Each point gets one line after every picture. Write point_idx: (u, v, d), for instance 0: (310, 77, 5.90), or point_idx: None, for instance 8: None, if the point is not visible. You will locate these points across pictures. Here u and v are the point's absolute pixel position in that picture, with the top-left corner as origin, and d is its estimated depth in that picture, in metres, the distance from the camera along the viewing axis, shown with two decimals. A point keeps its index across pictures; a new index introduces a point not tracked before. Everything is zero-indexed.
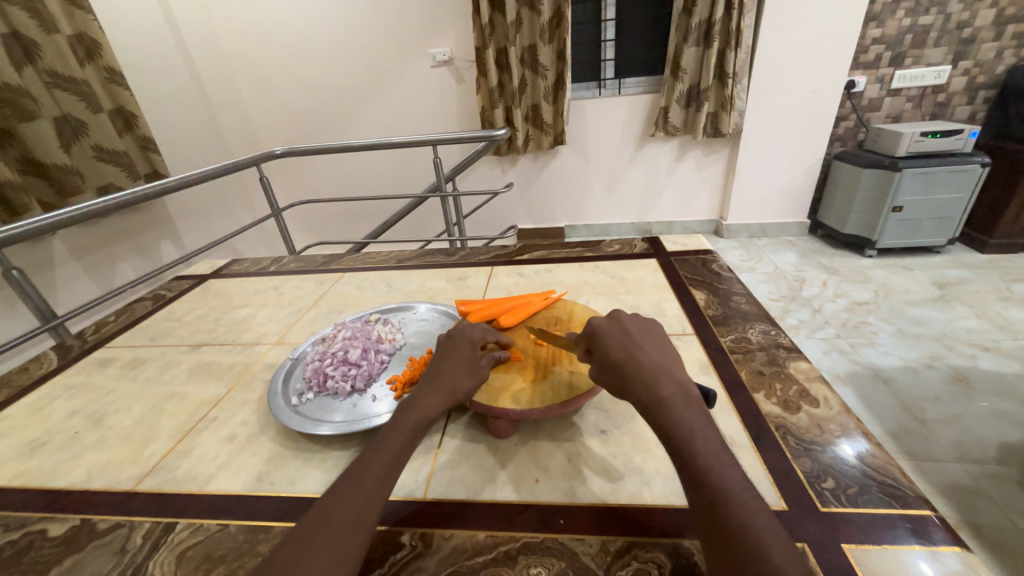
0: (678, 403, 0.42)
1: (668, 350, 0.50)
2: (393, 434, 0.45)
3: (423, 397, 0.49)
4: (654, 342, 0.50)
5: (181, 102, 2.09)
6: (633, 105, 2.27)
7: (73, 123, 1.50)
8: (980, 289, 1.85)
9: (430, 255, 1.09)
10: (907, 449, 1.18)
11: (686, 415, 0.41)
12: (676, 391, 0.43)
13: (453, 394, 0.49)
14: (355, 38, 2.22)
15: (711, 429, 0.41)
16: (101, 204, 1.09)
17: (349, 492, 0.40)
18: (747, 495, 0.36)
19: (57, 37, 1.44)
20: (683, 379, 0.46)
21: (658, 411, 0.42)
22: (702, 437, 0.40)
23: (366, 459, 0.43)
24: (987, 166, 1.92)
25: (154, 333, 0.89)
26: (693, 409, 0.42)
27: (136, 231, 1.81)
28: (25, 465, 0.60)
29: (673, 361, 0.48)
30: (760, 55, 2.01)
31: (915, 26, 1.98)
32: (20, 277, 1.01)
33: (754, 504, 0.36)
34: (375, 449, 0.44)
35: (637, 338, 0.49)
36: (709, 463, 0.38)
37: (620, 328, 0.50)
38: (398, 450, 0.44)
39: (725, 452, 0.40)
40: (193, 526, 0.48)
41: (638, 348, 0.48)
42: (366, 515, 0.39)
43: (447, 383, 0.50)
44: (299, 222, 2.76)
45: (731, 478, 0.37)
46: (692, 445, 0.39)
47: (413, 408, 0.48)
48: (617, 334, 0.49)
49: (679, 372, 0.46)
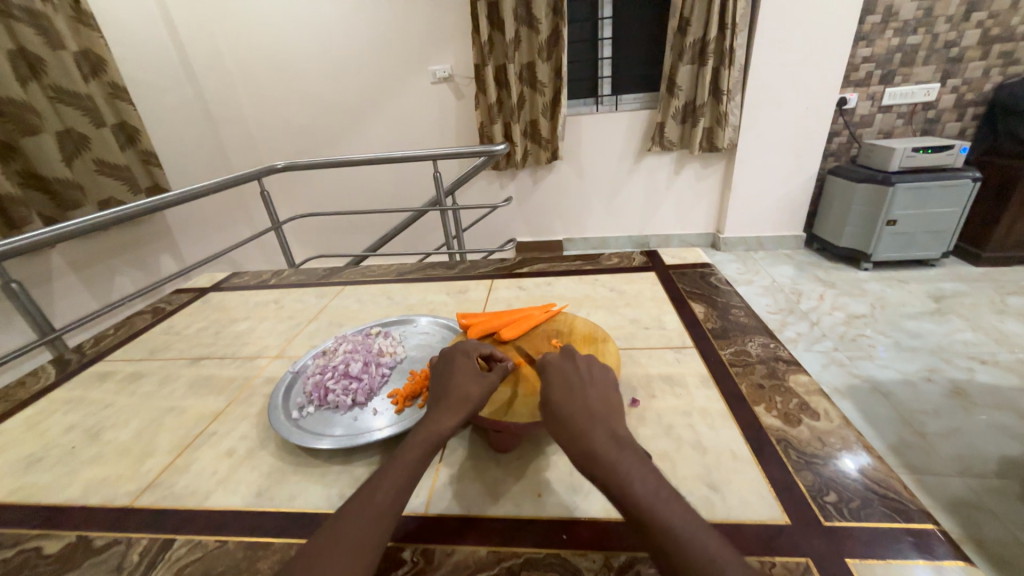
0: (611, 446, 0.41)
1: (611, 390, 0.50)
2: (408, 450, 0.45)
3: (437, 414, 0.49)
4: (595, 381, 0.50)
5: (183, 117, 2.11)
6: (630, 121, 2.32)
7: (75, 138, 1.52)
8: (976, 302, 1.86)
9: (430, 268, 1.10)
10: (909, 462, 1.17)
11: (618, 456, 0.40)
12: (608, 436, 0.42)
13: (466, 406, 0.50)
14: (356, 55, 2.27)
15: (648, 467, 0.40)
16: (102, 218, 1.09)
17: (360, 508, 0.40)
18: (697, 528, 0.35)
19: (63, 53, 1.46)
20: (616, 422, 0.45)
21: (591, 460, 0.40)
22: (639, 476, 0.38)
23: (377, 477, 0.43)
24: (978, 181, 1.95)
25: (153, 347, 0.89)
26: (628, 448, 0.41)
27: (136, 244, 1.82)
28: (21, 481, 0.59)
29: (613, 405, 0.48)
30: (752, 72, 2.06)
31: (903, 46, 2.04)
32: (19, 290, 1.01)
33: (710, 541, 0.34)
34: (387, 468, 0.44)
35: (580, 379, 0.50)
36: (651, 505, 0.36)
37: (562, 371, 0.51)
38: (413, 467, 0.44)
39: (666, 488, 0.38)
40: (191, 542, 0.47)
41: (577, 391, 0.48)
42: (376, 535, 0.39)
43: (458, 397, 0.51)
44: (299, 235, 2.77)
45: (673, 511, 0.36)
46: (628, 487, 0.37)
47: (425, 426, 0.48)
48: (559, 376, 0.50)
49: (613, 413, 0.46)
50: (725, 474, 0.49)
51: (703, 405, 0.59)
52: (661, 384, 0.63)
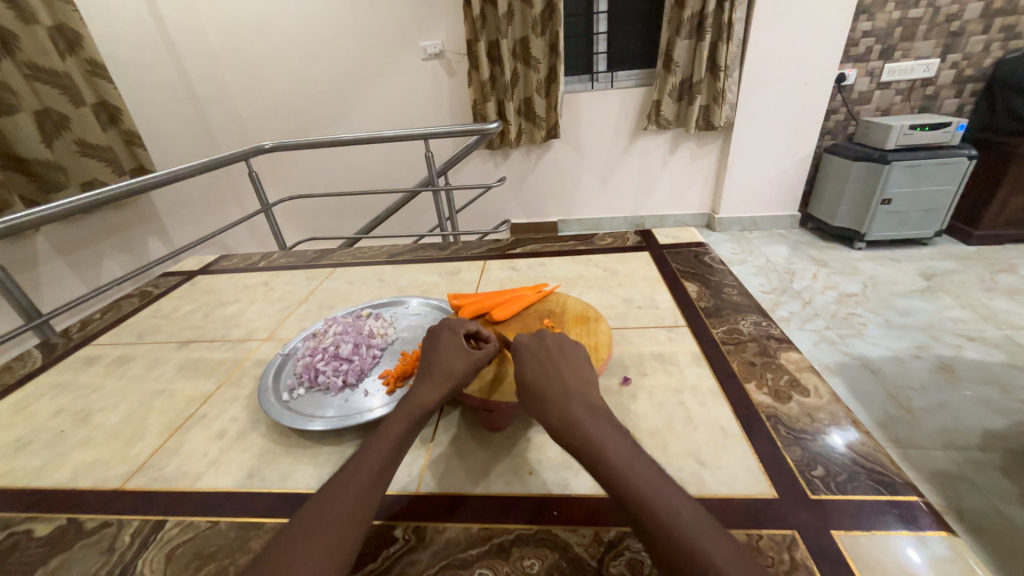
0: (585, 423, 0.40)
1: (585, 362, 0.49)
2: (390, 427, 0.45)
3: (419, 390, 0.49)
4: (570, 358, 0.49)
5: (167, 96, 2.05)
6: (626, 98, 2.27)
7: (55, 117, 1.46)
8: (966, 281, 1.88)
9: (422, 248, 1.08)
10: (894, 436, 1.20)
11: (593, 432, 0.39)
12: (584, 412, 0.42)
13: (449, 383, 0.49)
14: (344, 30, 2.19)
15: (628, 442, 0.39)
16: (86, 200, 1.06)
17: (343, 485, 0.40)
18: (681, 503, 0.34)
19: (37, 27, 1.40)
20: (592, 394, 0.45)
21: (566, 435, 0.41)
22: (616, 451, 0.38)
23: (360, 454, 0.43)
24: (974, 159, 1.94)
25: (141, 331, 0.87)
26: (603, 424, 0.41)
27: (122, 227, 1.78)
28: (9, 465, 0.59)
29: (590, 381, 0.47)
30: (751, 48, 2.02)
31: (905, 19, 1.99)
32: (2, 275, 0.99)
33: (689, 509, 0.34)
34: (372, 443, 0.44)
35: (554, 357, 0.49)
36: (629, 472, 0.36)
37: (535, 350, 0.50)
38: (396, 443, 0.44)
39: (647, 462, 0.38)
40: (183, 523, 0.47)
41: (550, 368, 0.47)
42: (360, 507, 0.39)
43: (442, 371, 0.50)
44: (290, 217, 2.73)
45: (655, 484, 0.35)
46: (604, 457, 0.38)
47: (409, 400, 0.48)
48: (531, 354, 0.49)
49: (588, 389, 0.45)
50: (714, 450, 0.49)
51: (694, 382, 0.59)
52: (653, 363, 0.63)
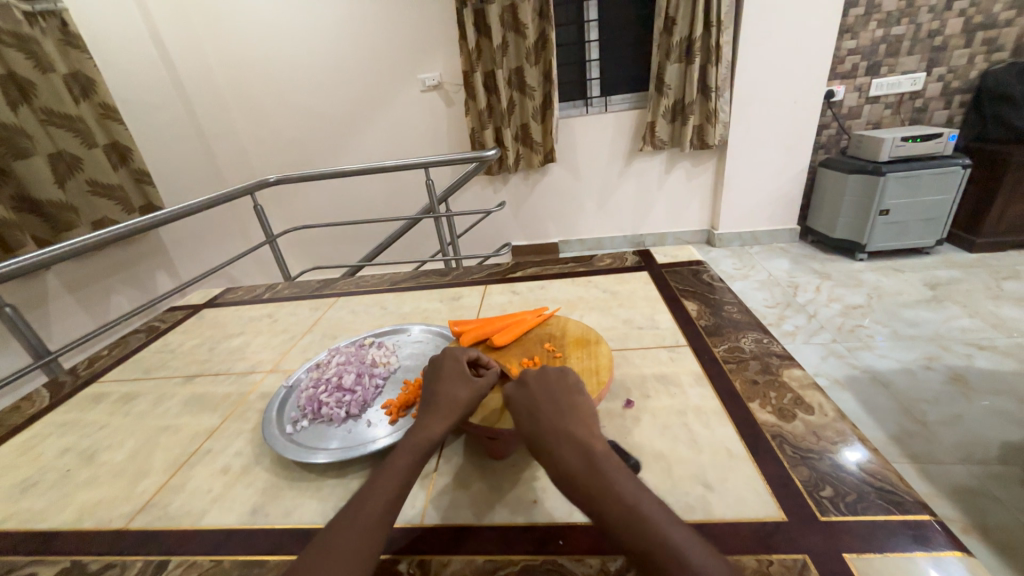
0: (583, 469, 0.40)
1: (582, 398, 0.48)
2: (396, 460, 0.45)
3: (424, 421, 0.49)
4: (563, 395, 0.48)
5: (176, 135, 2.12)
6: (620, 121, 2.33)
7: (68, 159, 1.52)
8: (972, 289, 1.87)
9: (424, 275, 1.10)
10: (911, 451, 1.17)
11: (596, 479, 0.39)
12: (581, 457, 0.41)
13: (454, 415, 0.50)
14: (346, 67, 2.28)
15: (633, 483, 0.39)
16: (96, 238, 1.09)
17: (350, 521, 0.40)
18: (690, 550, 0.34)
19: (52, 75, 1.47)
20: (590, 433, 0.44)
21: (570, 485, 0.40)
22: (619, 496, 0.37)
23: (366, 489, 0.43)
24: (968, 168, 1.96)
25: (148, 366, 0.88)
26: (605, 467, 0.40)
27: (130, 263, 1.82)
28: (14, 507, 0.58)
29: (588, 417, 0.46)
30: (740, 69, 2.08)
31: (888, 37, 2.06)
32: (13, 314, 1.01)
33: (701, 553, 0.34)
34: (379, 476, 0.44)
35: (543, 399, 0.48)
36: (634, 527, 0.35)
37: (523, 396, 0.49)
38: (402, 475, 0.44)
39: (654, 503, 0.37)
40: (186, 563, 0.47)
41: (542, 413, 0.46)
42: (367, 541, 0.39)
43: (447, 402, 0.51)
44: (295, 247, 2.78)
45: (663, 529, 0.35)
46: (606, 507, 0.37)
47: (415, 433, 0.48)
48: (521, 405, 0.48)
49: (588, 426, 0.45)
50: (720, 472, 0.49)
51: (698, 403, 0.59)
52: (656, 384, 0.63)
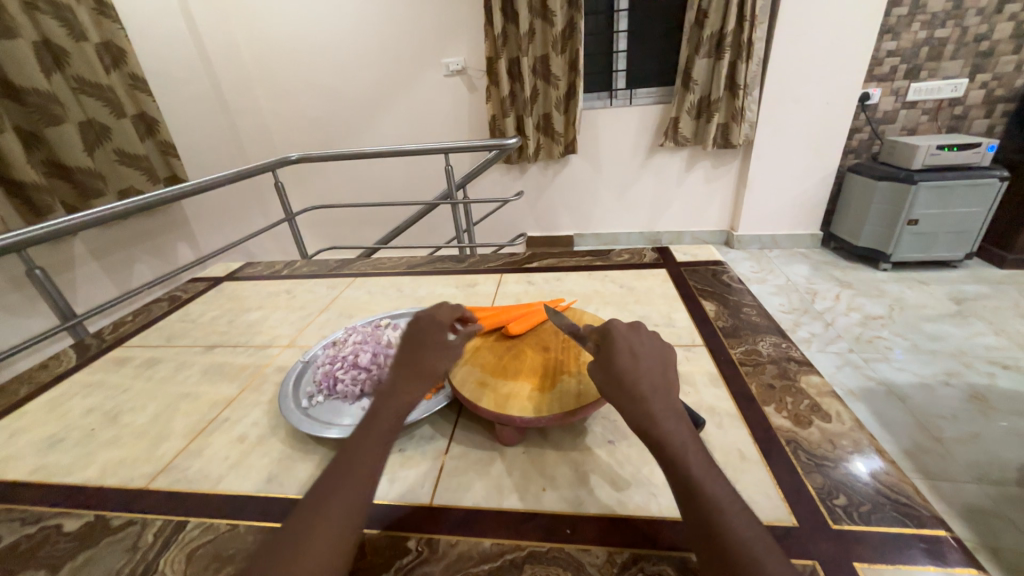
0: (668, 419, 0.42)
1: (671, 366, 0.48)
2: (371, 436, 0.45)
3: (401, 387, 0.48)
4: (656, 353, 0.48)
5: (201, 108, 2.14)
6: (643, 116, 2.28)
7: (97, 128, 1.55)
8: (1000, 306, 1.81)
9: (441, 261, 1.10)
10: (923, 467, 1.15)
11: (675, 432, 0.41)
12: (667, 407, 0.43)
13: (434, 378, 0.50)
14: (370, 47, 2.27)
15: (700, 446, 0.41)
16: (121, 207, 1.11)
17: (329, 497, 0.40)
18: (742, 517, 0.36)
19: (86, 44, 1.49)
20: (675, 396, 0.45)
21: (650, 425, 0.42)
22: (692, 452, 0.40)
23: (343, 465, 0.43)
24: (1006, 180, 1.89)
25: (169, 334, 0.91)
26: (684, 426, 0.42)
27: (153, 233, 1.85)
28: (43, 460, 0.61)
29: (674, 379, 0.46)
30: (772, 67, 2.02)
31: (931, 39, 1.97)
32: (42, 277, 1.03)
33: (750, 521, 0.36)
34: (356, 450, 0.44)
35: (646, 350, 0.47)
36: (699, 478, 0.38)
37: (631, 339, 0.48)
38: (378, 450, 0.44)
39: (716, 467, 0.40)
40: (204, 524, 0.49)
41: (642, 361, 0.46)
42: (361, 500, 0.40)
43: (424, 369, 0.50)
44: (312, 226, 2.81)
45: (722, 491, 0.38)
46: (677, 456, 0.40)
47: (389, 401, 0.47)
48: (626, 344, 0.47)
49: (673, 388, 0.45)
50: (731, 474, 0.48)
51: (712, 403, 0.58)
52: None
